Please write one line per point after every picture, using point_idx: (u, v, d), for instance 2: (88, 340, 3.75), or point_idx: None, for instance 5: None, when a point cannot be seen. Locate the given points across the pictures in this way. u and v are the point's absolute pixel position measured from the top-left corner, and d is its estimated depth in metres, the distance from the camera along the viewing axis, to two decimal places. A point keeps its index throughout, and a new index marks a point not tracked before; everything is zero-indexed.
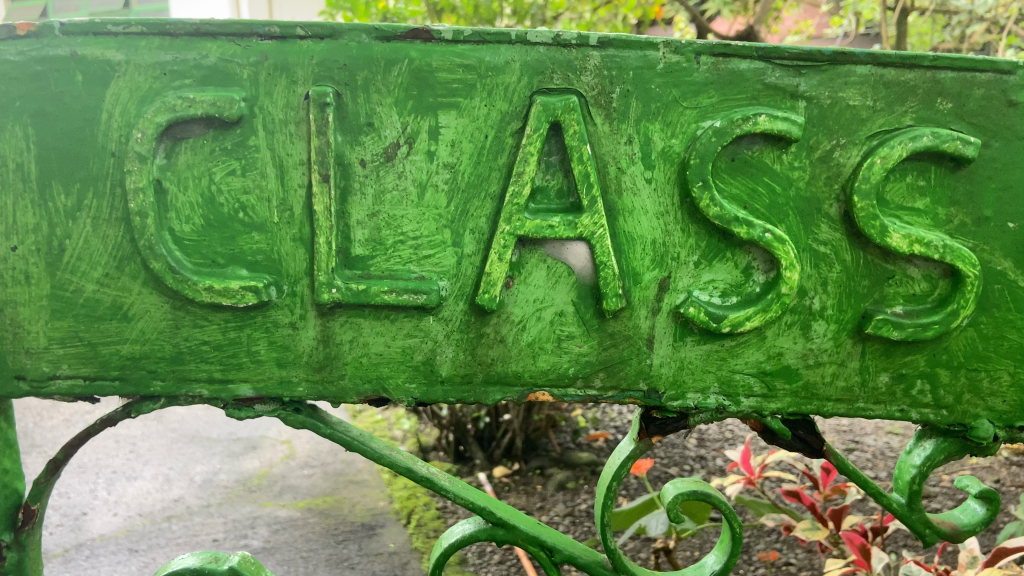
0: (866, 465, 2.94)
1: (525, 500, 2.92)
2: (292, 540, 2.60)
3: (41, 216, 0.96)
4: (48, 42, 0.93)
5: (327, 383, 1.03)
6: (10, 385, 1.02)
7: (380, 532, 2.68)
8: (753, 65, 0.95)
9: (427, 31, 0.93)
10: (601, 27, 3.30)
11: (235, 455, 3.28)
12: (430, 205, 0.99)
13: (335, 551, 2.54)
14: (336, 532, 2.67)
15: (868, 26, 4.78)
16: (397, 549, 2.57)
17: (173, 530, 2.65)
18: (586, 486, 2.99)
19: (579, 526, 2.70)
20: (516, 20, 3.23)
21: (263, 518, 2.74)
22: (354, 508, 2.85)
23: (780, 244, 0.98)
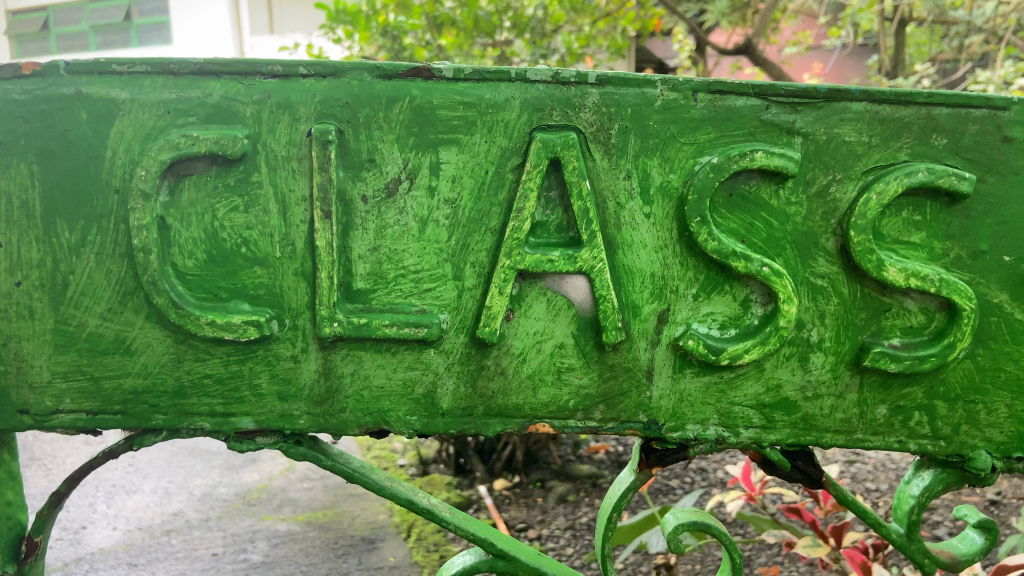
0: (867, 478, 2.93)
1: (526, 513, 2.91)
2: (292, 554, 2.59)
3: (45, 253, 0.97)
4: (53, 82, 0.94)
5: (328, 416, 1.04)
6: (13, 418, 1.02)
7: (380, 546, 2.67)
8: (750, 101, 0.96)
9: (428, 70, 0.95)
10: (600, 40, 3.31)
11: (235, 469, 3.28)
12: (431, 239, 0.99)
13: (335, 565, 2.54)
14: (335, 545, 2.66)
15: (866, 38, 4.78)
16: (397, 563, 2.56)
17: (173, 544, 2.65)
18: (586, 499, 2.99)
19: (579, 540, 2.69)
20: (515, 33, 3.21)
21: (263, 532, 2.74)
22: (354, 522, 2.84)
23: (778, 278, 0.98)
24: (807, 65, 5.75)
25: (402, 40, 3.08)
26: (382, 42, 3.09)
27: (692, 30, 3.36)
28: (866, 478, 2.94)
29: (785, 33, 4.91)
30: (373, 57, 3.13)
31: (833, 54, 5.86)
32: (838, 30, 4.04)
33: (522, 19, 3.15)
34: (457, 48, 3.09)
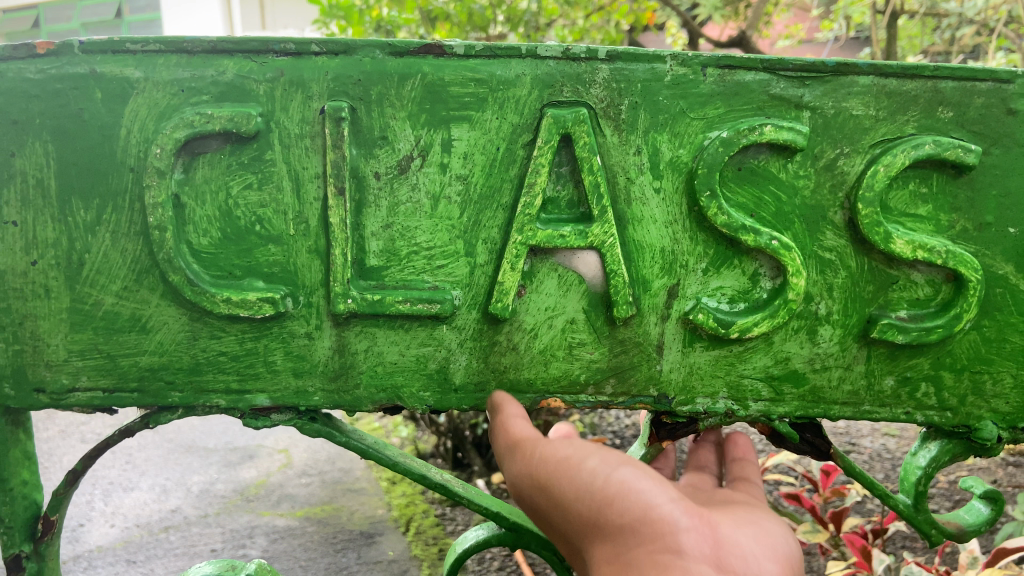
0: (865, 467, 2.96)
1: None
2: (291, 549, 2.60)
3: (61, 231, 0.98)
4: (67, 60, 0.94)
5: (343, 392, 1.05)
6: (30, 397, 1.03)
7: (379, 540, 2.68)
8: (759, 76, 0.98)
9: (440, 47, 0.95)
10: (594, 34, 3.32)
11: (233, 465, 3.29)
12: (443, 216, 1.00)
13: (334, 559, 2.55)
14: (335, 540, 2.67)
15: (858, 30, 4.79)
16: (397, 556, 2.58)
17: (171, 541, 2.66)
18: None
19: None
20: (509, 27, 3.24)
21: (262, 528, 2.75)
22: (352, 516, 2.85)
23: (786, 251, 1.00)
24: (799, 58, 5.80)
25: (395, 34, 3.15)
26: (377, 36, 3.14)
27: (686, 22, 3.36)
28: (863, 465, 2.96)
29: (778, 23, 4.91)
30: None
31: (827, 47, 5.87)
32: (831, 22, 4.03)
33: (516, 13, 3.19)
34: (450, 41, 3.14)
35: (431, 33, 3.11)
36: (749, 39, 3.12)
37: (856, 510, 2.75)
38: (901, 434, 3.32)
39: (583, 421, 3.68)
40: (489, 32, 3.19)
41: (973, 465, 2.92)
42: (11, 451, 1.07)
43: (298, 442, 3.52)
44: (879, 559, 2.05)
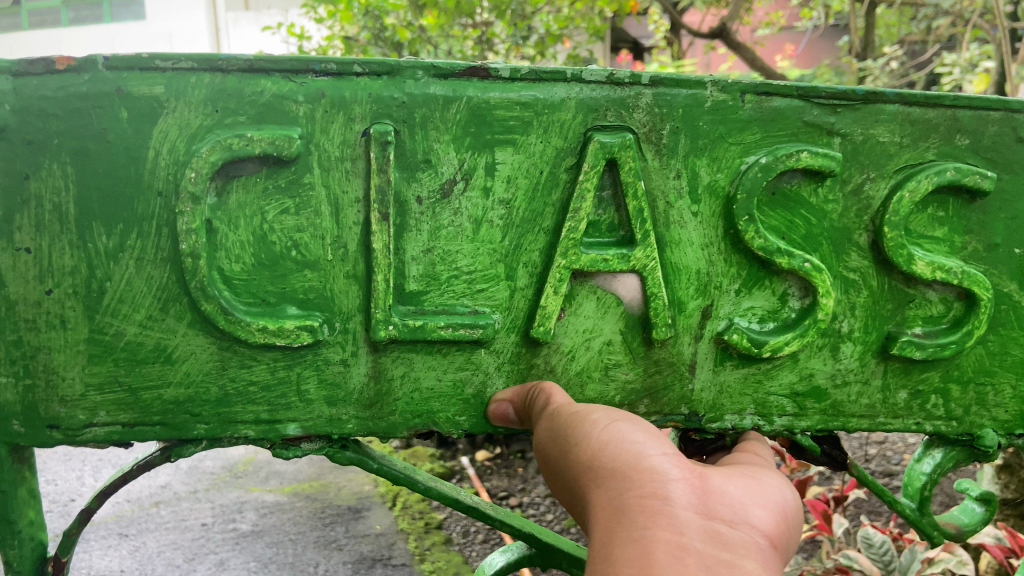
0: None
1: (507, 482, 2.91)
2: (280, 523, 2.51)
3: (79, 259, 0.91)
4: (89, 77, 0.87)
5: (377, 419, 1.03)
6: (41, 434, 0.96)
7: (367, 514, 2.59)
8: (793, 103, 1.00)
9: (485, 69, 0.93)
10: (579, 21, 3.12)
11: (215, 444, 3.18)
12: (484, 239, 0.99)
13: (323, 533, 2.46)
14: (323, 514, 2.57)
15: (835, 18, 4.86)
16: (384, 530, 2.49)
17: (163, 516, 2.54)
18: None
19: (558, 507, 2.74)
20: (495, 13, 3.08)
21: (251, 502, 2.64)
22: (341, 492, 2.75)
23: (817, 273, 1.03)
24: (780, 48, 5.93)
25: (384, 21, 3.06)
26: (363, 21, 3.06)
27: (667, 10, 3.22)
28: None
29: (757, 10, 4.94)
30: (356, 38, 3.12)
31: (805, 35, 5.99)
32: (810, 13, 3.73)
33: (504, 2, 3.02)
34: (439, 28, 3.00)
35: (418, 19, 2.96)
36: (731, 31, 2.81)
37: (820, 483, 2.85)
38: None
39: None
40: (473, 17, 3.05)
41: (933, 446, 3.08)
42: (18, 491, 0.99)
43: None
44: (840, 523, 2.23)
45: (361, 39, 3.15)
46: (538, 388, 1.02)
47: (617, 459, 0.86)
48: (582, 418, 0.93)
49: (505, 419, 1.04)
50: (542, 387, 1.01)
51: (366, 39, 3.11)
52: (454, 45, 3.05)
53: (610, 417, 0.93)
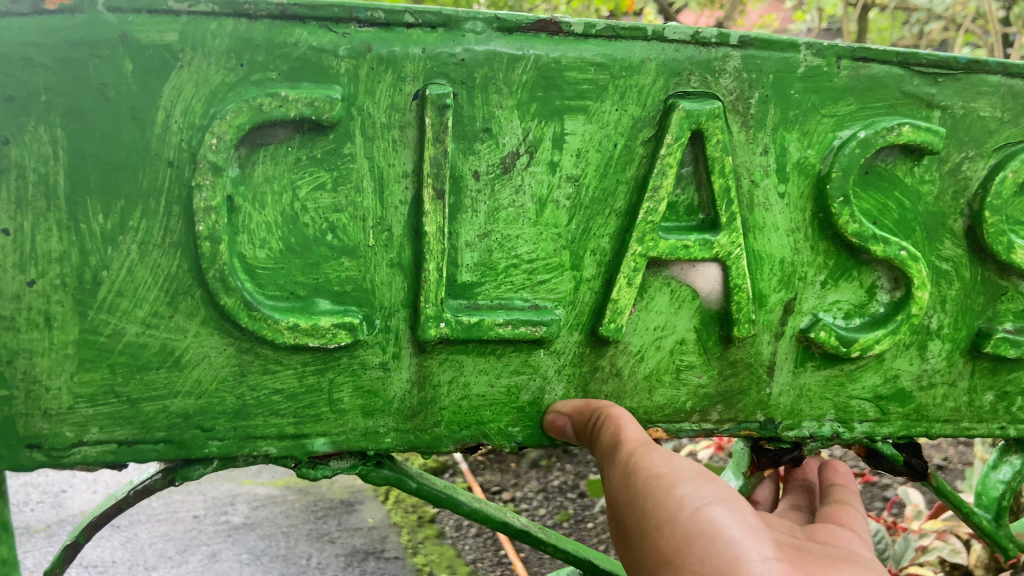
0: None
1: (500, 476, 2.81)
2: (273, 516, 2.33)
3: (69, 243, 0.75)
4: (85, 19, 0.71)
5: (420, 432, 0.89)
6: (19, 455, 0.79)
7: (360, 508, 2.41)
8: (892, 70, 0.89)
9: (556, 23, 0.80)
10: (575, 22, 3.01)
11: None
12: (548, 223, 0.85)
13: (315, 526, 2.29)
14: (315, 508, 2.40)
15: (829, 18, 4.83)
16: (377, 523, 2.32)
17: (153, 507, 2.34)
18: (559, 464, 2.90)
19: (552, 500, 2.65)
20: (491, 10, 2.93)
21: (243, 495, 2.45)
22: (333, 485, 2.57)
23: (913, 262, 0.92)
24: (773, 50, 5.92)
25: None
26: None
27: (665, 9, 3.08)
28: None
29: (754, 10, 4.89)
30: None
31: None
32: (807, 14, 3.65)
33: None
34: None
35: None
36: None
37: None
38: None
39: None
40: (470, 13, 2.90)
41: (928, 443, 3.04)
42: None
43: None
44: None
45: None
46: (603, 418, 0.87)
47: (707, 565, 0.74)
48: (666, 487, 0.79)
49: (561, 434, 0.91)
50: (608, 417, 0.86)
51: None
52: None
53: (699, 483, 0.80)
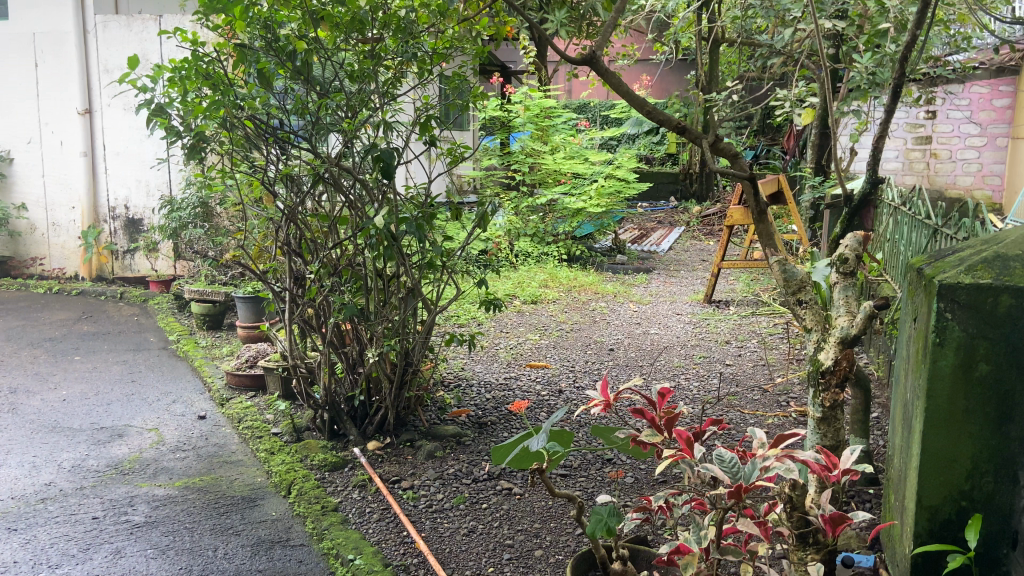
0: (736, 401, 3.07)
1: (398, 467, 2.55)
2: (174, 514, 2.31)
3: None
4: None
5: None
6: None
7: (263, 503, 2.39)
8: None
9: None
10: (460, 45, 2.96)
11: (102, 443, 2.88)
12: None
13: (219, 521, 2.27)
14: (217, 504, 2.38)
15: (681, 17, 5.17)
16: (281, 516, 2.31)
17: (51, 510, 2.33)
18: (455, 454, 2.62)
19: (449, 487, 2.38)
20: (385, 31, 2.77)
21: (141, 497, 2.43)
22: (233, 484, 2.54)
23: None
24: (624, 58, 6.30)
25: (277, 31, 2.66)
26: (257, 30, 2.64)
27: (553, 24, 2.93)
28: (745, 402, 3.06)
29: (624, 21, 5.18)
30: (249, 46, 2.66)
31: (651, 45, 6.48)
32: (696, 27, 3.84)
33: (393, 20, 2.73)
34: (334, 42, 2.72)
35: (315, 31, 2.62)
36: (603, 59, 2.37)
37: (742, 423, 2.81)
38: (758, 371, 3.53)
39: (448, 381, 3.37)
40: (365, 34, 2.73)
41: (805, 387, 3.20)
42: None
43: (170, 420, 3.10)
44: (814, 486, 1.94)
45: (254, 49, 2.69)
46: None
47: None
48: None
49: None
50: None
51: (259, 49, 2.66)
52: (349, 65, 2.80)
53: None
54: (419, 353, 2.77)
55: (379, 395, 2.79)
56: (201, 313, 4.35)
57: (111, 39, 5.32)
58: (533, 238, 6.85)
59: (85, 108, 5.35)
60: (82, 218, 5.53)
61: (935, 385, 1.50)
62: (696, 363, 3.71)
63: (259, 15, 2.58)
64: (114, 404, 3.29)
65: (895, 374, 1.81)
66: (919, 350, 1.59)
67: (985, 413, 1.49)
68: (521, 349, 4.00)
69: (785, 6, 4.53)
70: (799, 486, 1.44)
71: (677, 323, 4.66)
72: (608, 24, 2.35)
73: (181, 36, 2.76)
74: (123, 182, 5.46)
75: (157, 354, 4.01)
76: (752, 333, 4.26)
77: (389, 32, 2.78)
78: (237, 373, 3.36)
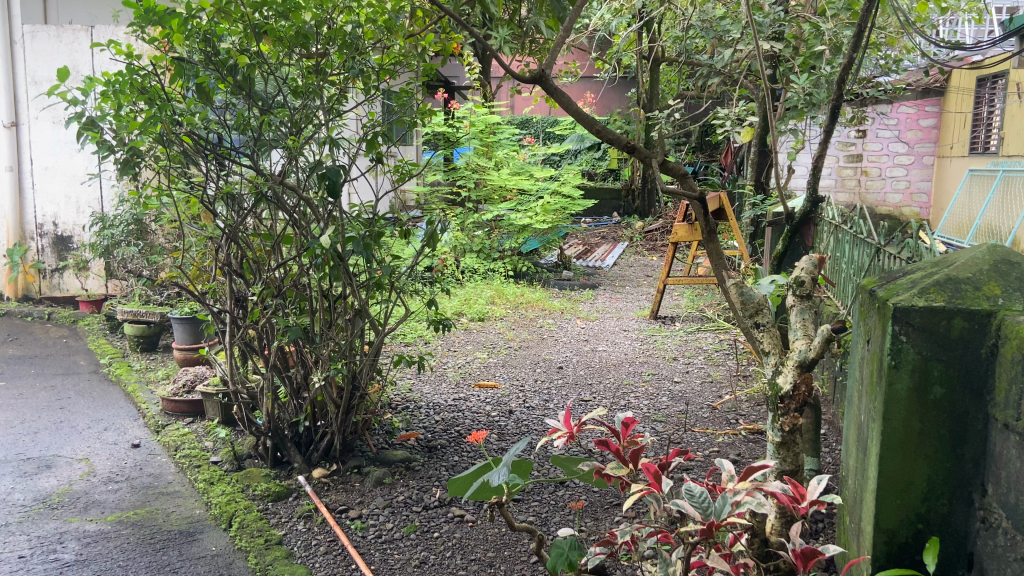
0: (686, 420, 3.07)
1: (345, 496, 2.46)
2: (107, 551, 2.19)
3: None
4: None
5: None
6: None
7: (202, 537, 2.28)
8: None
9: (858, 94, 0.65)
10: (406, 61, 2.91)
11: (29, 476, 2.72)
12: None
13: (155, 558, 2.15)
14: (152, 540, 2.26)
15: (625, 35, 5.21)
16: (221, 551, 2.20)
17: None
18: (404, 480, 2.54)
19: (400, 515, 2.31)
20: (329, 46, 2.71)
21: (71, 533, 2.30)
22: (170, 517, 2.42)
23: None
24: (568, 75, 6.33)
25: (217, 45, 2.57)
26: (195, 44, 2.54)
27: (498, 43, 2.91)
28: (696, 421, 3.06)
29: (568, 40, 5.19)
30: (187, 60, 2.55)
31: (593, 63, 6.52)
32: None
33: (339, 36, 2.67)
34: (276, 56, 2.64)
35: (257, 45, 2.54)
36: (553, 78, 2.35)
37: (695, 441, 2.81)
38: (706, 388, 3.55)
39: (395, 403, 3.29)
40: (307, 48, 2.65)
41: (754, 403, 3.22)
42: None
43: (102, 450, 2.95)
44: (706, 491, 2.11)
45: (192, 62, 2.59)
46: None
47: None
48: None
49: None
50: None
51: (198, 63, 2.56)
52: (292, 80, 2.73)
53: None
54: (366, 376, 2.69)
55: (325, 421, 2.71)
56: (134, 335, 4.18)
57: (39, 50, 5.11)
58: (479, 254, 6.81)
59: (11, 122, 5.09)
60: (7, 236, 5.23)
61: (891, 408, 1.50)
62: (645, 381, 3.71)
63: (198, 28, 2.48)
64: (41, 433, 3.12)
65: (847, 395, 1.82)
66: (873, 372, 1.60)
67: (940, 436, 1.50)
68: (469, 368, 3.94)
69: (725, 26, 4.60)
70: (761, 514, 1.42)
71: (624, 339, 4.67)
72: (556, 44, 2.32)
73: (115, 48, 2.64)
74: (52, 198, 5.25)
75: (88, 379, 3.83)
76: (698, 350, 4.29)
77: (334, 47, 2.73)
78: (174, 399, 3.21)
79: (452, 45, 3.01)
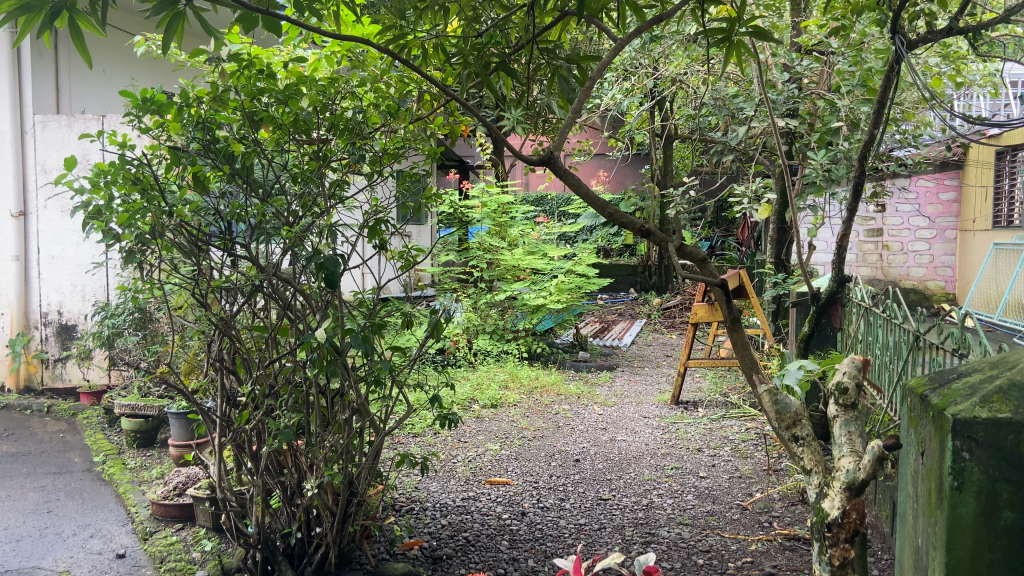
0: (714, 522, 2.83)
1: None
2: None
3: None
4: None
5: None
6: None
7: None
8: None
9: None
10: (412, 146, 2.82)
11: None
12: None
13: None
14: None
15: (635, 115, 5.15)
16: None
17: None
18: None
19: None
20: (332, 132, 2.61)
21: None
22: None
23: None
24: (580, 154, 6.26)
25: (216, 133, 2.46)
26: (191, 133, 2.43)
27: (504, 125, 2.82)
28: (724, 524, 2.82)
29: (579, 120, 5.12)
30: (183, 149, 2.44)
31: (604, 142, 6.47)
32: None
33: (342, 122, 2.57)
34: (276, 144, 2.54)
35: (255, 133, 2.44)
36: (563, 160, 2.22)
37: (723, 550, 2.57)
38: (733, 484, 3.31)
39: (397, 505, 3.07)
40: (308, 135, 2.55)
41: (786, 503, 2.98)
42: None
43: (85, 561, 2.75)
44: None
45: (188, 151, 2.47)
46: None
47: None
48: None
49: None
50: None
51: (195, 152, 2.45)
52: (294, 168, 2.63)
53: None
54: (364, 481, 2.50)
55: (321, 531, 2.50)
56: (132, 430, 4.02)
57: (49, 139, 5.12)
58: (492, 336, 6.64)
59: (20, 211, 5.09)
60: (10, 325, 5.15)
61: (955, 537, 1.30)
62: (668, 476, 3.48)
63: (195, 117, 2.39)
64: (24, 541, 2.93)
65: (899, 510, 1.61)
66: (931, 490, 1.39)
67: (1014, 571, 1.28)
68: (480, 463, 3.72)
69: (738, 104, 4.51)
70: None
71: (644, 428, 4.44)
72: (565, 123, 2.19)
73: (109, 138, 2.54)
74: (57, 286, 5.18)
75: (81, 478, 3.65)
76: (723, 439, 4.05)
77: (335, 133, 2.63)
78: (163, 503, 3.02)
79: (460, 128, 2.96)
